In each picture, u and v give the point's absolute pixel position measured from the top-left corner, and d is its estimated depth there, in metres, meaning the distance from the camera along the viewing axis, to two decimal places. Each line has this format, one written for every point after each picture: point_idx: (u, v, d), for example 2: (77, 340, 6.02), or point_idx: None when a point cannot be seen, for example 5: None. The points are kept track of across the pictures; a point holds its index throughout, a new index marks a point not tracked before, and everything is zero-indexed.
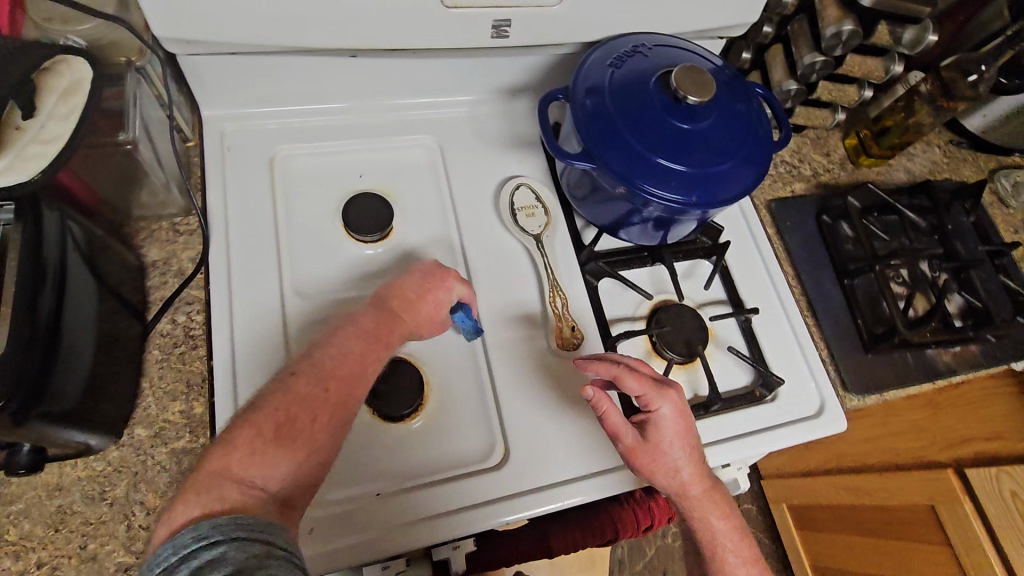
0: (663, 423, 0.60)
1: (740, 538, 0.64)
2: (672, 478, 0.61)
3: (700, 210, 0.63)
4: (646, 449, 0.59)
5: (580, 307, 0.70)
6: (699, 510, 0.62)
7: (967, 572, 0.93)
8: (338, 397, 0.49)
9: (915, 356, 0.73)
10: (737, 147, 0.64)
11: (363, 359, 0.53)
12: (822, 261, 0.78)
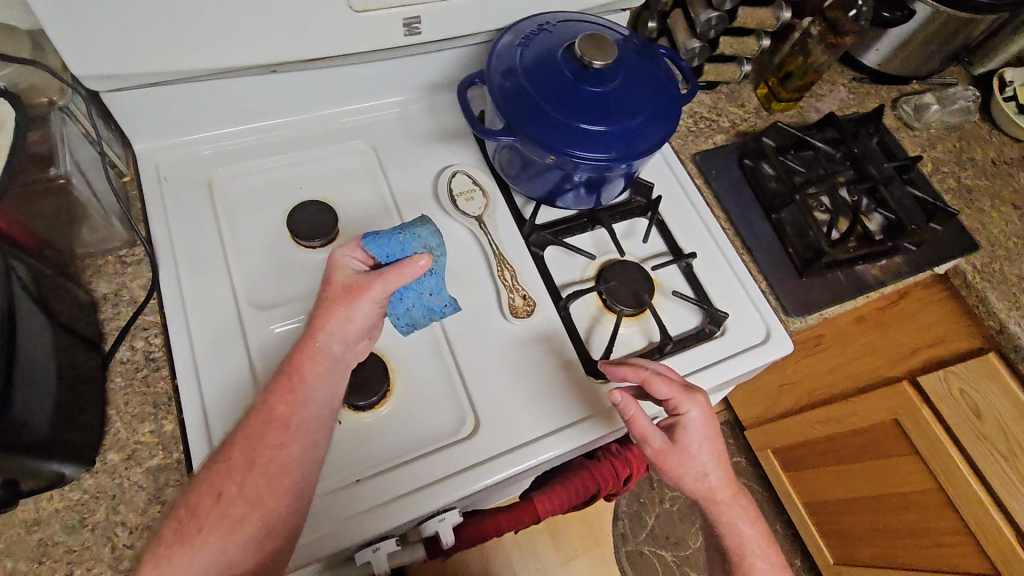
0: (690, 429, 0.63)
1: (764, 543, 0.69)
2: (699, 481, 0.64)
3: (623, 164, 0.66)
4: (675, 453, 0.63)
5: (529, 277, 0.73)
6: (723, 511, 0.66)
7: (936, 473, 1.00)
8: (243, 461, 0.50)
9: (846, 273, 0.79)
10: (647, 101, 0.68)
11: (282, 414, 0.52)
12: (749, 201, 0.83)
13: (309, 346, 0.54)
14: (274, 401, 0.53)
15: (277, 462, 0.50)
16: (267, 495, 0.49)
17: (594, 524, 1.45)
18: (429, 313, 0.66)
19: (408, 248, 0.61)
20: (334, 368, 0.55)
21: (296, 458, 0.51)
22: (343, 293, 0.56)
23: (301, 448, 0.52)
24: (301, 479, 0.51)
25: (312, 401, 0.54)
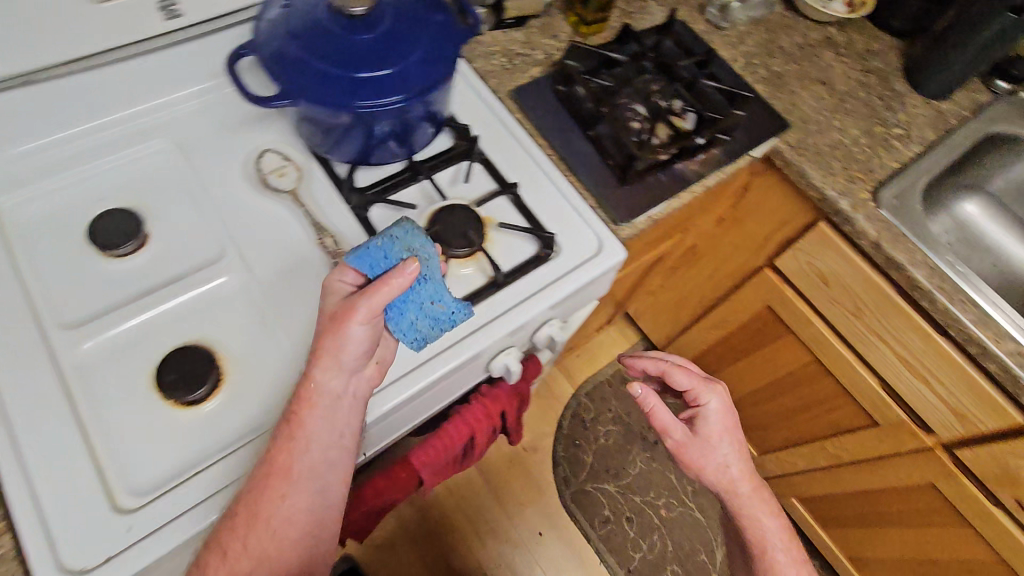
0: (708, 413, 0.83)
1: (787, 539, 0.82)
2: (721, 471, 0.81)
3: (412, 100, 0.67)
4: (692, 445, 0.82)
5: (353, 240, 0.71)
6: (744, 512, 0.82)
7: (808, 344, 1.07)
8: (246, 515, 0.56)
9: (666, 174, 0.82)
10: (421, 32, 0.68)
11: (283, 467, 0.57)
12: (568, 124, 0.84)
13: (308, 389, 0.57)
14: (276, 452, 0.57)
15: (279, 513, 0.57)
16: (274, 545, 0.56)
17: (535, 475, 1.49)
18: (436, 323, 0.61)
19: (391, 256, 0.58)
20: (327, 407, 0.58)
21: (298, 507, 0.58)
22: (331, 321, 0.57)
23: (308, 499, 0.58)
24: (306, 523, 0.58)
25: (313, 447, 0.58)
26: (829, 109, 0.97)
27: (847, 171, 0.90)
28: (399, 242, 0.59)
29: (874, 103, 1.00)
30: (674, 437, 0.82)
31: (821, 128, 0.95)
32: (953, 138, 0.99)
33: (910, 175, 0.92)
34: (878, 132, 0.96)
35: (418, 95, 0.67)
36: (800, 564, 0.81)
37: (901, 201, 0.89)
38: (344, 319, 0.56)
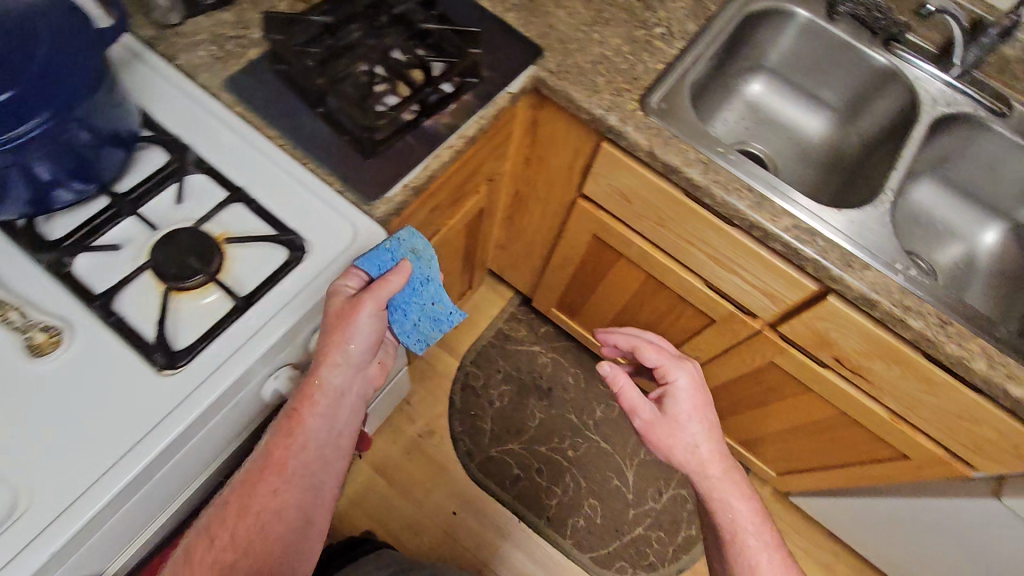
0: (677, 394, 0.89)
1: (759, 522, 0.84)
2: (689, 452, 0.86)
3: (60, 112, 0.56)
4: (661, 422, 0.88)
5: (54, 304, 0.61)
6: (715, 488, 0.85)
7: (638, 263, 1.07)
8: (240, 508, 0.64)
9: (414, 136, 0.76)
10: (31, 31, 0.55)
11: (282, 461, 0.65)
12: (297, 105, 0.75)
13: (313, 386, 0.66)
14: (274, 450, 0.65)
15: (272, 506, 0.65)
16: (261, 536, 0.63)
17: (436, 458, 1.46)
18: (436, 324, 0.72)
19: (397, 255, 0.67)
20: (330, 405, 0.67)
21: (289, 502, 0.65)
22: (335, 319, 0.64)
23: (297, 497, 0.66)
24: (294, 517, 0.66)
25: (308, 445, 0.66)
26: (588, 22, 0.93)
27: (614, 84, 0.88)
28: (404, 243, 0.68)
29: (634, 5, 0.97)
30: (637, 399, 0.88)
31: (582, 45, 0.90)
32: (715, 25, 0.97)
33: (677, 74, 0.91)
34: (641, 35, 0.93)
35: (66, 103, 0.57)
36: (771, 547, 0.82)
37: (672, 104, 0.87)
38: (350, 314, 0.64)
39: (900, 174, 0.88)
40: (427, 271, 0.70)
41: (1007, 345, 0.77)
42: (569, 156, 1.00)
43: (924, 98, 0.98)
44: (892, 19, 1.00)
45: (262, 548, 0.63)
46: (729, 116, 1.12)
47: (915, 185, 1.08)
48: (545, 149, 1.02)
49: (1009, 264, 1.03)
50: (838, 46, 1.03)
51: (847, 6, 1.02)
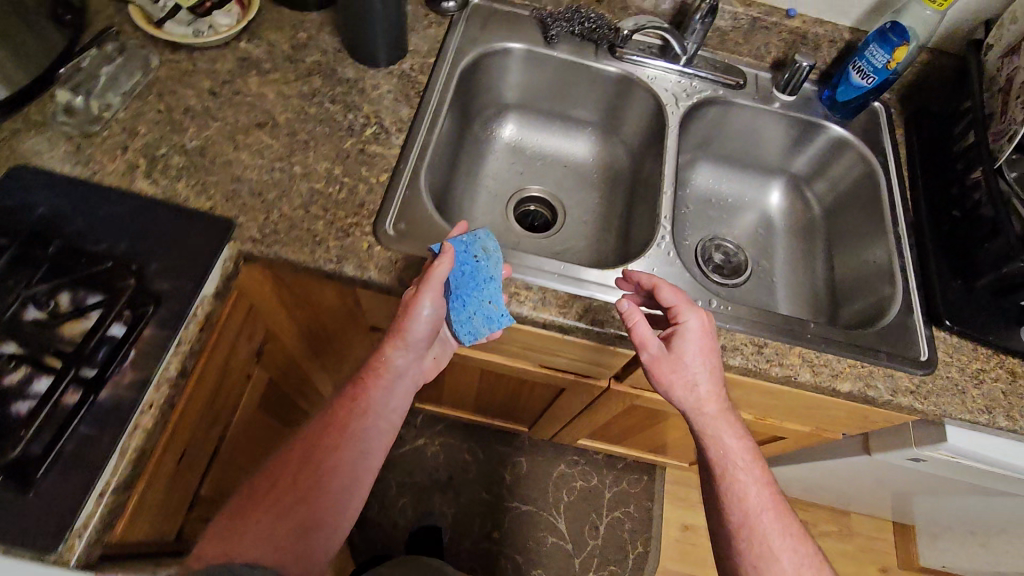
0: (687, 335, 0.68)
1: (753, 459, 0.69)
2: (691, 394, 0.68)
3: None
4: (667, 361, 0.68)
5: None
6: (715, 427, 0.68)
7: (466, 361, 0.96)
8: (304, 452, 0.66)
9: (92, 420, 0.57)
10: None
11: (342, 422, 0.68)
12: None
13: (380, 361, 0.70)
14: (339, 413, 0.69)
15: (332, 463, 0.65)
16: (312, 496, 0.63)
17: None
18: (489, 324, 0.68)
19: (471, 250, 0.68)
20: (393, 380, 0.71)
21: (344, 464, 0.66)
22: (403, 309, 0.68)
23: (357, 457, 0.67)
24: (349, 477, 0.66)
25: (366, 414, 0.69)
26: (282, 155, 0.77)
27: (337, 223, 0.73)
28: (474, 243, 0.69)
29: (331, 110, 0.81)
30: (643, 334, 0.67)
31: (282, 188, 0.74)
32: (430, 97, 0.85)
33: (407, 180, 0.78)
34: (349, 147, 0.79)
35: None
36: (762, 487, 0.69)
37: (412, 221, 0.75)
38: (411, 299, 0.66)
39: (669, 196, 0.85)
40: (489, 269, 0.68)
41: (820, 340, 0.76)
42: (334, 299, 0.83)
43: (662, 98, 0.93)
44: (608, 23, 0.94)
45: (310, 509, 0.63)
46: (495, 169, 1.02)
47: (692, 172, 1.06)
48: (303, 301, 0.84)
49: (799, 219, 1.04)
50: (568, 67, 0.96)
51: (558, 26, 0.94)
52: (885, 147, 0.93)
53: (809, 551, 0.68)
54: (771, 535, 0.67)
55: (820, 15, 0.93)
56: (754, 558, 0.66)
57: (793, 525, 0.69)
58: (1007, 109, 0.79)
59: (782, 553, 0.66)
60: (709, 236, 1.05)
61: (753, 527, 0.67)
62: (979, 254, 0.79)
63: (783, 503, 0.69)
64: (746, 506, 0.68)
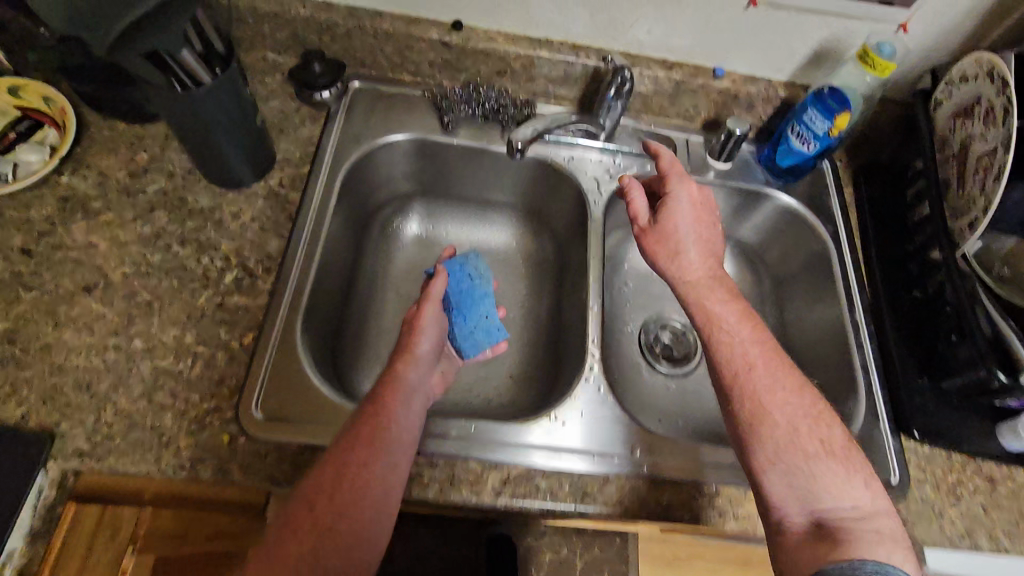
0: (675, 204, 0.70)
1: (747, 334, 0.62)
2: (677, 265, 0.68)
3: None
4: (654, 230, 0.70)
5: None
6: (699, 291, 0.65)
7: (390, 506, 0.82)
8: (333, 470, 0.55)
9: None
10: None
11: (372, 433, 0.56)
12: None
13: (394, 380, 0.62)
14: (364, 425, 0.57)
15: (364, 477, 0.54)
16: (351, 512, 0.53)
17: None
18: (490, 336, 0.75)
19: (465, 271, 0.75)
20: (417, 396, 0.62)
21: (378, 479, 0.55)
22: (406, 329, 0.69)
23: (392, 464, 0.56)
24: (384, 487, 0.55)
25: (393, 425, 0.58)
26: (118, 327, 0.63)
27: (189, 413, 0.60)
28: (466, 264, 0.76)
29: (180, 256, 0.67)
30: (636, 208, 0.72)
31: (120, 374, 0.61)
32: (303, 221, 0.72)
33: (278, 340, 0.65)
34: (204, 303, 0.65)
35: None
36: (756, 363, 0.60)
37: (283, 397, 0.62)
38: (419, 315, 0.69)
39: (597, 313, 0.74)
40: (483, 287, 0.75)
41: None
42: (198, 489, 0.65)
43: (583, 185, 0.81)
44: (515, 99, 0.81)
45: (348, 528, 0.53)
46: (402, 271, 0.87)
47: (628, 254, 0.96)
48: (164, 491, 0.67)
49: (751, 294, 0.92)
50: (474, 155, 0.82)
51: (456, 111, 0.80)
52: (834, 213, 0.82)
53: (807, 403, 0.59)
54: (764, 382, 0.59)
55: (753, 70, 0.80)
56: (748, 416, 0.58)
57: (789, 374, 0.60)
58: (965, 180, 0.68)
59: (774, 408, 0.57)
60: (653, 318, 0.94)
61: (738, 379, 0.59)
62: (945, 350, 0.68)
63: (779, 359, 0.61)
64: (733, 356, 0.61)
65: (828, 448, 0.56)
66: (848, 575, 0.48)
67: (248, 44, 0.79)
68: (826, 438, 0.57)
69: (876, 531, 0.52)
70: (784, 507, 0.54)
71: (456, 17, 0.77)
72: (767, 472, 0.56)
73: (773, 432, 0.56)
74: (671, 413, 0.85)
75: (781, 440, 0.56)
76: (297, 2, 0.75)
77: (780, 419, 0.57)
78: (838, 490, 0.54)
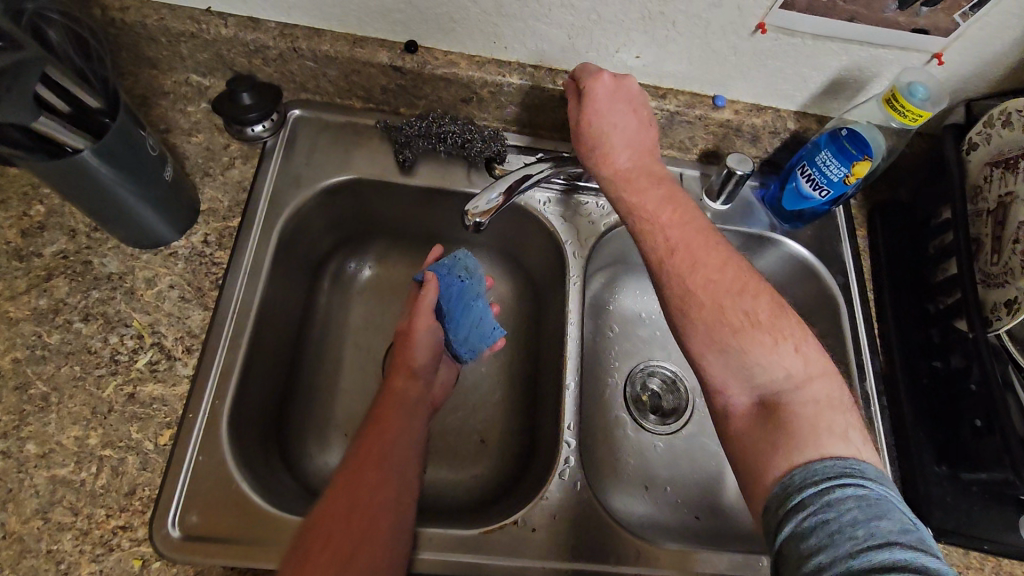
0: (588, 102, 0.59)
1: (669, 222, 0.56)
2: (599, 161, 0.60)
3: None
4: (576, 133, 0.61)
5: None
6: (619, 181, 0.59)
7: None
8: (343, 494, 0.51)
9: None
10: None
11: (379, 455, 0.55)
12: None
13: (391, 395, 0.61)
14: (367, 444, 0.55)
15: (378, 500, 0.51)
16: (371, 538, 0.49)
17: None
18: (484, 341, 0.67)
19: (454, 271, 0.66)
20: (413, 411, 0.61)
21: (390, 499, 0.52)
22: (399, 343, 0.66)
23: (405, 487, 0.54)
24: (401, 511, 0.52)
25: (398, 442, 0.57)
26: (8, 428, 0.53)
27: (93, 533, 0.51)
28: (456, 263, 0.67)
29: (82, 335, 0.57)
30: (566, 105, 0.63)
31: (8, 487, 0.51)
32: (229, 284, 0.61)
33: (202, 437, 0.56)
34: (112, 394, 0.55)
35: None
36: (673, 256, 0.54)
37: (209, 506, 0.54)
38: (410, 329, 0.65)
39: (573, 390, 0.65)
40: (474, 288, 0.66)
41: None
42: None
43: (560, 233, 0.71)
44: (481, 130, 0.70)
45: (372, 552, 0.48)
46: (358, 323, 0.76)
47: (614, 293, 0.87)
48: None
49: None
50: (436, 197, 0.72)
51: (413, 145, 0.69)
52: (846, 264, 0.74)
53: (732, 278, 0.52)
54: (688, 274, 0.53)
55: (759, 99, 0.69)
56: (676, 308, 0.53)
57: (710, 263, 0.53)
58: (1004, 246, 0.59)
59: (699, 288, 0.52)
60: (640, 364, 0.85)
61: (665, 272, 0.54)
62: (970, 439, 0.61)
63: (702, 236, 0.54)
64: (654, 255, 0.55)
65: (755, 319, 0.50)
66: (788, 493, 0.42)
67: (165, 66, 0.67)
68: (749, 309, 0.51)
69: (813, 401, 0.47)
70: (726, 391, 0.50)
71: (409, 37, 0.64)
72: (702, 356, 0.51)
73: (700, 312, 0.51)
74: (656, 478, 0.76)
75: (706, 318, 0.51)
76: (218, 19, 0.62)
77: (703, 318, 0.51)
78: (770, 364, 0.49)
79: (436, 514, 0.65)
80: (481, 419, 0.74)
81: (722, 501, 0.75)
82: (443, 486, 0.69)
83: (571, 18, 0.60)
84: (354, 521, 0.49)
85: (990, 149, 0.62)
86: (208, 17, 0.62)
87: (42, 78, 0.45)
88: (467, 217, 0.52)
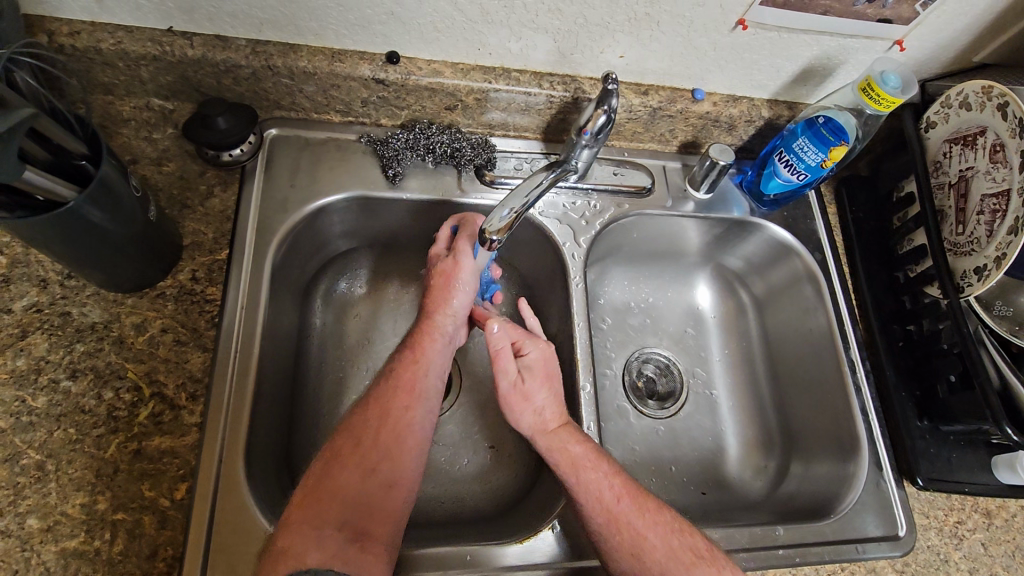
0: (541, 370, 0.63)
1: (608, 476, 0.57)
2: (534, 416, 0.61)
3: None
4: (515, 392, 0.62)
5: None
6: (563, 433, 0.59)
7: None
8: (381, 423, 0.55)
9: None
10: None
11: (411, 385, 0.57)
12: None
13: (431, 329, 0.61)
14: (400, 370, 0.58)
15: (406, 425, 0.55)
16: (393, 457, 0.54)
17: None
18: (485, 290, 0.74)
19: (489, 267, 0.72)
20: (447, 346, 0.62)
21: (416, 426, 0.56)
22: (441, 281, 0.64)
23: (428, 413, 0.57)
24: (423, 436, 0.56)
25: (431, 372, 0.59)
26: (3, 505, 0.49)
27: None
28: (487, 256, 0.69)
29: (72, 394, 0.53)
30: (503, 358, 0.62)
31: (13, 569, 0.47)
32: (228, 320, 0.58)
33: (220, 486, 0.53)
34: (115, 454, 0.52)
35: None
36: (622, 491, 0.56)
37: (239, 560, 0.51)
38: (456, 269, 0.63)
39: (589, 392, 0.66)
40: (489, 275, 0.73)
41: (792, 554, 0.63)
42: None
43: (556, 236, 0.72)
44: (470, 139, 0.70)
45: (393, 468, 0.53)
46: (355, 340, 0.74)
47: (604, 285, 0.84)
48: None
49: (734, 322, 0.86)
50: (427, 209, 0.70)
51: (402, 159, 0.68)
52: (822, 240, 0.78)
53: (668, 518, 0.56)
54: (636, 519, 0.55)
55: (734, 90, 0.71)
56: (631, 557, 0.54)
57: (647, 503, 0.57)
58: (969, 217, 0.64)
59: (647, 529, 0.55)
60: (635, 352, 0.83)
61: (617, 517, 0.55)
62: (947, 395, 0.67)
63: (645, 498, 0.57)
64: (604, 504, 0.56)
65: (699, 550, 0.54)
66: None
67: (122, 91, 0.62)
68: (692, 544, 0.55)
69: None
70: None
71: (390, 48, 0.62)
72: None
73: (653, 553, 0.54)
74: (662, 461, 0.77)
75: (659, 562, 0.53)
76: (182, 39, 0.58)
77: (658, 559, 0.53)
78: None
79: (463, 530, 0.64)
80: (492, 426, 0.74)
81: (730, 476, 0.77)
82: (466, 498, 0.69)
83: (558, 22, 0.60)
84: (386, 445, 0.54)
85: (949, 127, 0.67)
86: (171, 37, 0.58)
87: (32, 128, 0.42)
88: (483, 235, 0.56)
